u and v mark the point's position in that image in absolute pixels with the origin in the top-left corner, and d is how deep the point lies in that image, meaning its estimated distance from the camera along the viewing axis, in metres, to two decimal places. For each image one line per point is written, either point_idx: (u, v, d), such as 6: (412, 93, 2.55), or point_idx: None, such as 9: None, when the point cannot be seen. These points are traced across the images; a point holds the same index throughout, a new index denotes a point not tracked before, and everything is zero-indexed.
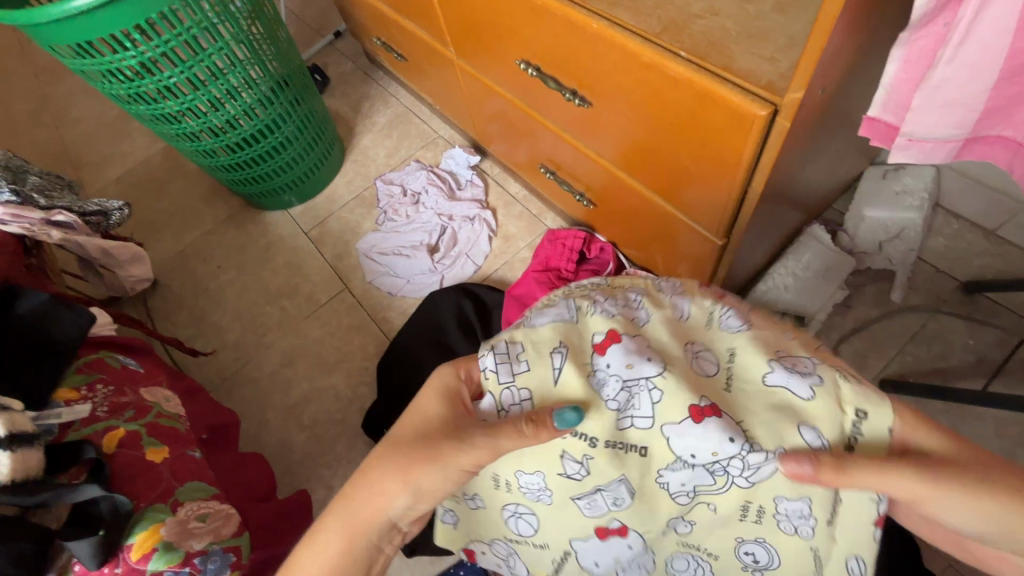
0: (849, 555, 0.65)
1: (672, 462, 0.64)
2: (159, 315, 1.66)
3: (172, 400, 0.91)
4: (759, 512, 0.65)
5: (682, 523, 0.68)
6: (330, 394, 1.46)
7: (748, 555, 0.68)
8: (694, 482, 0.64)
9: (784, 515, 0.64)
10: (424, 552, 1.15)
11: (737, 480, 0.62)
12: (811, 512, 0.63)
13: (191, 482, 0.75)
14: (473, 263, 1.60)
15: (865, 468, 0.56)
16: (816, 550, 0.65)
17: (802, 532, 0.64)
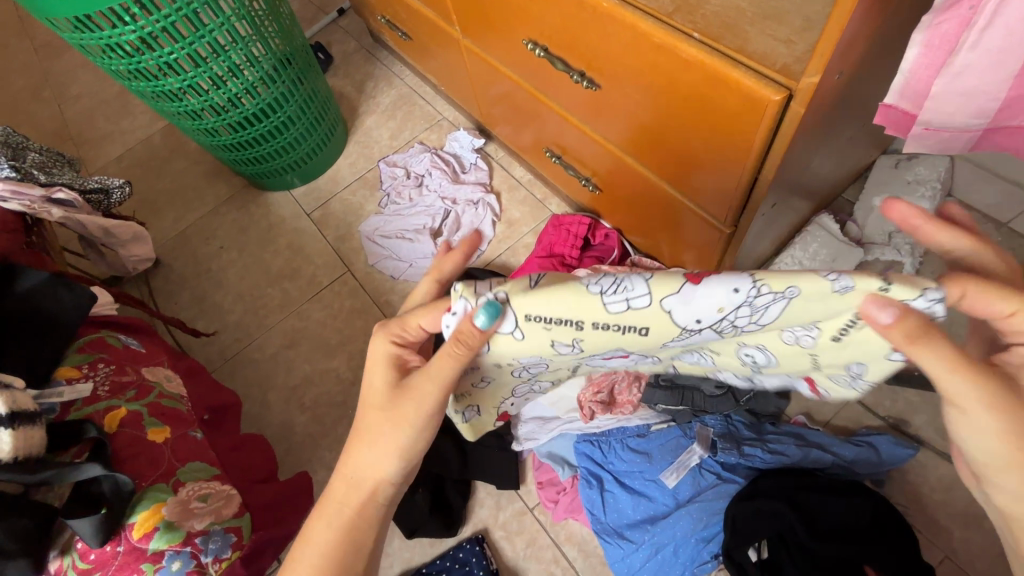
0: (853, 361, 0.57)
1: (676, 332, 0.56)
2: (162, 295, 1.66)
3: (173, 380, 0.91)
4: (757, 338, 0.59)
5: (675, 351, 0.66)
6: (332, 376, 1.46)
7: (747, 356, 0.64)
8: (696, 334, 0.57)
9: (787, 330, 0.57)
10: (424, 534, 1.16)
11: (743, 329, 0.56)
12: (818, 328, 0.54)
13: (191, 463, 0.75)
14: (476, 247, 1.58)
15: (943, 355, 0.46)
16: (816, 354, 0.59)
17: (804, 340, 0.57)
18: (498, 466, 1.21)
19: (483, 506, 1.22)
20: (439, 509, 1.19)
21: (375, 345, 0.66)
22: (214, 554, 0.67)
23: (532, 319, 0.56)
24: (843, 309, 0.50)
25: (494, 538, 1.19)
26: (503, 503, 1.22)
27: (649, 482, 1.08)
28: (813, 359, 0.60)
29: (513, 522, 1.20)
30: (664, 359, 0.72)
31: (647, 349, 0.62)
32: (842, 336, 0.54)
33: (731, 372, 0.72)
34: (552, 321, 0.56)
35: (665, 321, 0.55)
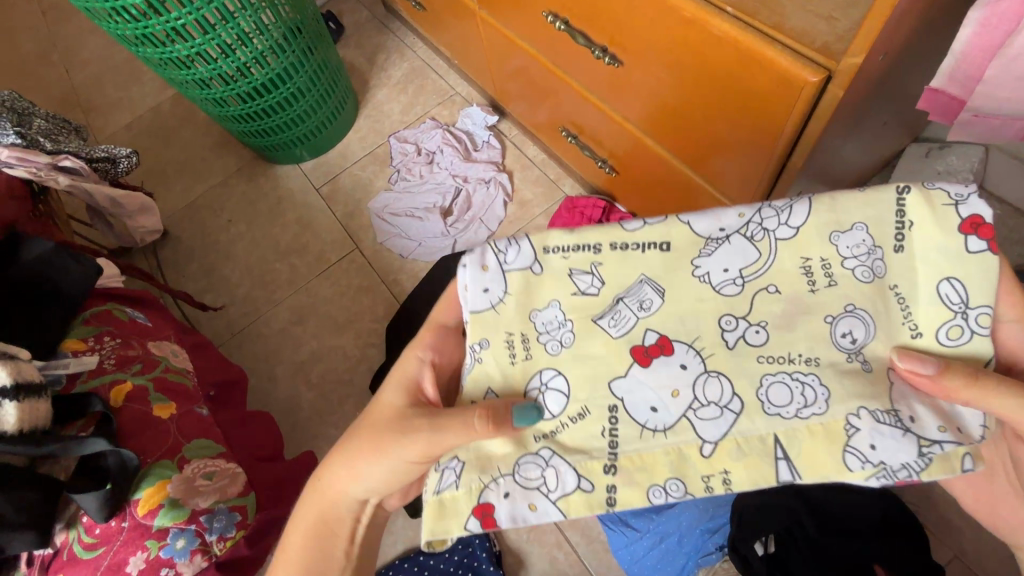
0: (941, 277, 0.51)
1: (705, 244, 0.55)
2: (170, 268, 1.65)
3: (179, 354, 0.90)
4: (821, 266, 0.53)
5: (752, 328, 0.53)
6: (339, 354, 1.45)
7: (849, 339, 0.52)
8: (730, 252, 0.54)
9: (850, 259, 0.53)
10: None
11: (776, 234, 0.54)
12: (875, 244, 0.52)
13: (197, 441, 0.74)
14: (487, 228, 1.55)
15: (1004, 388, 0.48)
16: (899, 289, 0.52)
17: (878, 271, 0.52)
18: None
19: None
20: None
21: (403, 363, 0.64)
22: (218, 534, 0.65)
23: (550, 252, 0.56)
24: (882, 207, 0.53)
25: None
26: None
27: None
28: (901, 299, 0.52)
29: None
30: (751, 406, 0.51)
31: (695, 292, 0.54)
32: (902, 244, 0.52)
33: (847, 380, 0.50)
34: (571, 248, 0.56)
35: (698, 237, 0.55)
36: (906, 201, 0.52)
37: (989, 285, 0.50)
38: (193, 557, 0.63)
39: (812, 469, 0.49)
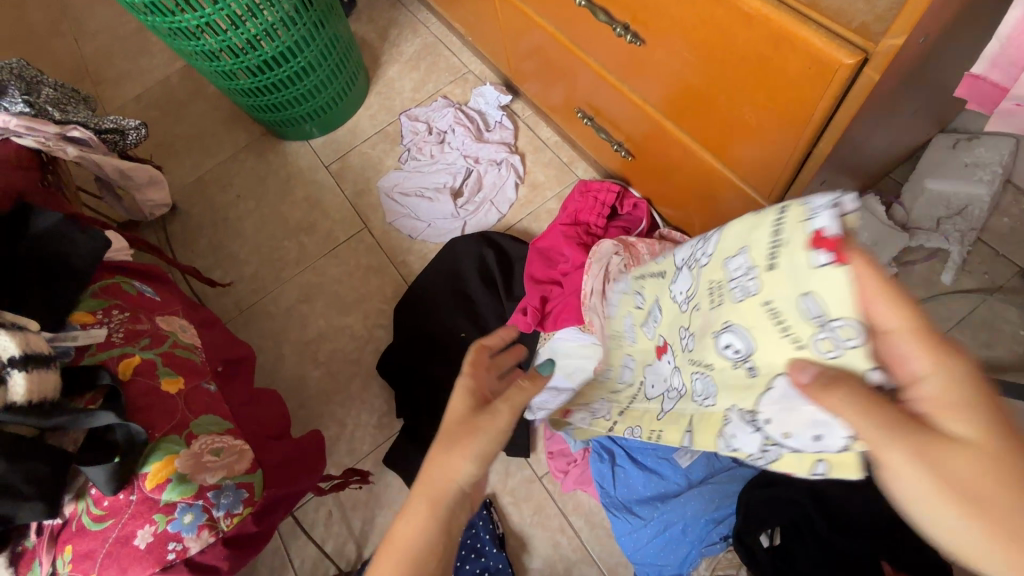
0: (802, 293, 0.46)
1: (676, 275, 0.69)
2: (178, 243, 1.65)
3: (188, 330, 0.90)
4: (717, 288, 0.57)
5: (690, 336, 0.65)
6: (346, 333, 1.45)
7: (728, 349, 0.56)
8: (685, 279, 0.66)
9: (733, 280, 0.54)
10: None
11: (700, 264, 0.62)
12: (748, 264, 0.52)
13: (203, 417, 0.74)
14: (497, 210, 1.52)
15: (846, 406, 0.42)
16: (772, 305, 0.49)
17: (751, 291, 0.52)
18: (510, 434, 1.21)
19: (493, 472, 1.23)
20: None
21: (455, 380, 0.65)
22: (225, 509, 0.64)
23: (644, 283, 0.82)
24: (761, 226, 0.51)
25: (502, 503, 1.20)
26: (513, 471, 1.22)
27: (661, 458, 1.07)
28: (772, 315, 0.49)
29: (521, 489, 1.21)
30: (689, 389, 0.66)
31: (674, 310, 0.70)
32: (772, 261, 0.49)
33: (729, 382, 0.57)
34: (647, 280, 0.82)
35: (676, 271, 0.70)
36: (780, 213, 0.48)
37: (843, 302, 0.43)
38: (200, 532, 0.62)
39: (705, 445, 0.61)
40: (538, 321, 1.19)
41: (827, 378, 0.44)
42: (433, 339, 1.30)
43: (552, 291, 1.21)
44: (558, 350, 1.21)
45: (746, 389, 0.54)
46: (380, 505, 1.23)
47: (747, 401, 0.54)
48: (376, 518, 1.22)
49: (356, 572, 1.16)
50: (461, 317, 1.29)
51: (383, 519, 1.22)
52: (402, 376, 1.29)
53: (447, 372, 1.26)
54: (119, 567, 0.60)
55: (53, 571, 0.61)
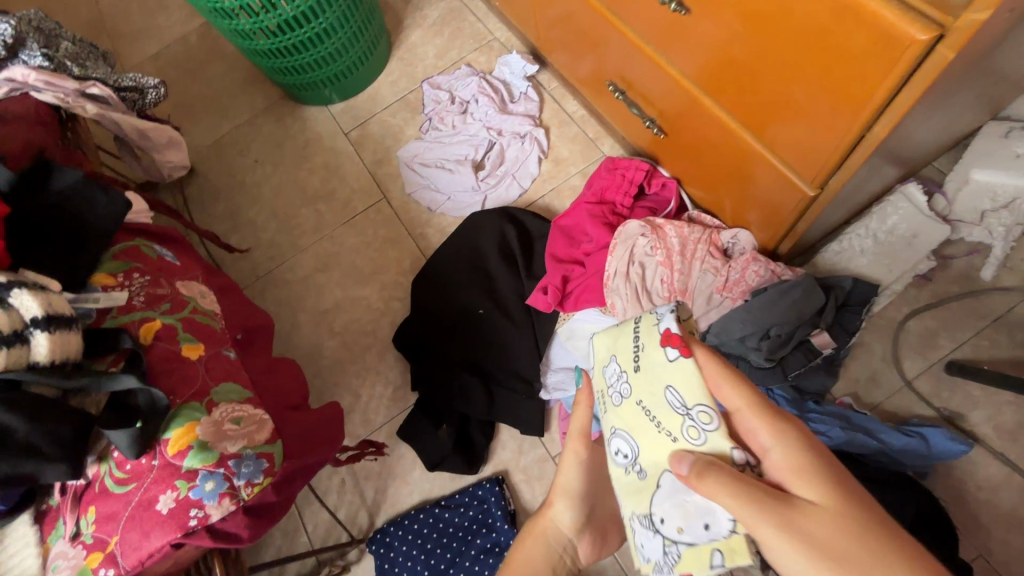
0: (664, 386, 0.55)
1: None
2: (196, 206, 1.63)
3: (207, 296, 0.89)
4: (603, 394, 0.66)
5: None
6: (362, 305, 1.44)
7: (618, 452, 0.60)
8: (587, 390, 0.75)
9: (612, 384, 0.63)
10: (446, 468, 1.20)
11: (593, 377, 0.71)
12: (620, 368, 0.62)
13: (222, 385, 0.73)
14: (519, 185, 1.48)
15: (723, 480, 0.47)
16: (642, 403, 0.58)
17: (625, 392, 0.60)
18: (524, 412, 1.21)
19: (506, 449, 1.23)
20: (462, 446, 1.21)
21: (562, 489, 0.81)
22: (246, 479, 0.64)
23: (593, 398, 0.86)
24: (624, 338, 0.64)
25: (514, 480, 1.20)
26: (526, 449, 1.22)
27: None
28: (645, 412, 0.57)
29: (534, 467, 1.21)
30: None
31: None
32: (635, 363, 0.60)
33: (626, 488, 0.59)
34: None
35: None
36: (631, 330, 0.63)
37: (698, 386, 0.53)
38: (221, 500, 0.62)
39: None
40: (558, 300, 1.17)
41: (701, 464, 0.49)
42: (450, 314, 1.28)
43: (573, 271, 1.18)
44: (575, 330, 1.19)
45: (640, 493, 0.56)
46: (393, 477, 1.24)
47: (643, 506, 0.56)
48: (388, 489, 1.23)
49: (368, 540, 1.18)
50: (479, 293, 1.27)
51: (396, 490, 1.23)
52: (418, 350, 1.28)
53: (463, 347, 1.25)
54: (141, 531, 0.60)
55: (76, 531, 0.61)
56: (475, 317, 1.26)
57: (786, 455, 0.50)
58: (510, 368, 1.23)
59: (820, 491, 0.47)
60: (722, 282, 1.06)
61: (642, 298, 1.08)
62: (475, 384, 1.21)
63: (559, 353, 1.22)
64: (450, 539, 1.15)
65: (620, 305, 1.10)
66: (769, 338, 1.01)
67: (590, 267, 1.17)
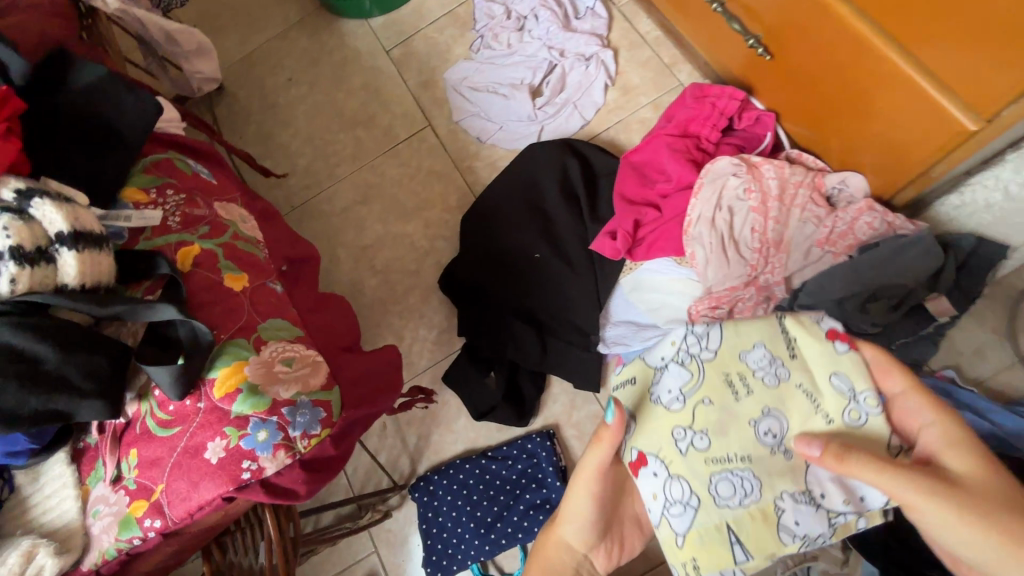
0: (831, 372, 0.67)
1: (657, 373, 0.74)
2: (226, 127, 1.52)
3: (249, 221, 0.78)
4: (735, 380, 0.70)
5: (697, 435, 0.68)
6: (405, 242, 1.34)
7: (766, 433, 0.67)
8: (677, 374, 0.72)
9: (759, 369, 0.69)
10: (494, 419, 1.13)
11: (701, 359, 0.72)
12: (773, 355, 0.70)
13: (270, 321, 0.64)
14: (581, 116, 1.32)
15: (865, 463, 0.59)
16: (803, 386, 0.68)
17: (780, 376, 0.69)
18: (580, 366, 1.12)
19: (558, 403, 1.16)
20: (512, 397, 1.14)
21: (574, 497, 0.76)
22: (303, 429, 0.56)
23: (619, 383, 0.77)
24: (769, 329, 0.72)
25: (565, 435, 1.14)
26: (579, 404, 1.15)
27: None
28: (806, 394, 0.67)
29: (587, 423, 1.14)
30: (704, 498, 0.66)
31: (655, 412, 0.71)
32: (793, 352, 0.70)
33: (769, 471, 0.66)
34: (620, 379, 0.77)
35: (653, 372, 0.75)
36: (782, 325, 0.71)
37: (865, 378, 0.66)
38: (276, 452, 0.54)
39: (756, 547, 0.64)
40: (628, 247, 1.04)
41: (840, 449, 0.61)
42: (503, 256, 1.17)
43: (647, 215, 1.04)
44: (643, 281, 1.09)
45: (785, 469, 0.66)
46: (436, 424, 1.18)
47: (798, 483, 0.65)
48: (431, 436, 1.18)
49: (411, 486, 1.13)
50: (535, 234, 1.15)
51: (440, 437, 1.17)
52: (466, 294, 1.19)
53: (515, 293, 1.15)
54: (190, 480, 0.53)
55: (116, 475, 0.55)
56: (530, 261, 1.14)
57: (942, 432, 0.62)
58: (566, 319, 1.13)
59: (971, 458, 0.59)
60: (825, 234, 0.93)
61: (728, 249, 0.96)
62: (528, 333, 1.12)
63: (622, 304, 1.11)
64: (497, 493, 1.10)
65: (701, 256, 0.98)
66: (876, 301, 0.88)
67: (667, 212, 1.04)
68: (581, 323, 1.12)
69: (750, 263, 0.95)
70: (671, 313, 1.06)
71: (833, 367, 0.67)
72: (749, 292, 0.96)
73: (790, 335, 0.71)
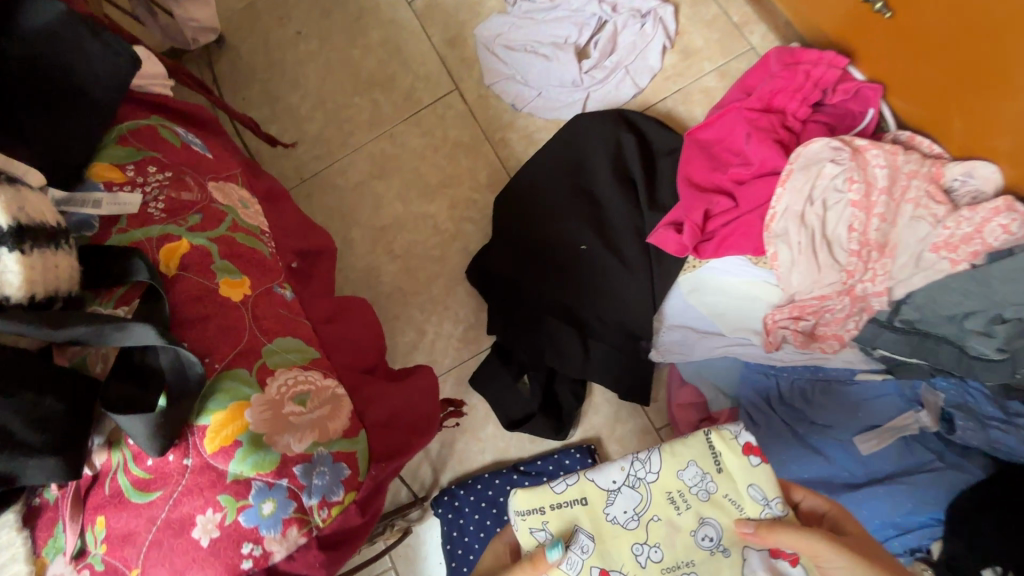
0: (753, 482, 0.57)
1: (608, 494, 0.58)
2: (228, 88, 1.35)
3: (251, 207, 0.64)
4: (677, 497, 0.57)
5: (651, 547, 0.56)
6: (428, 224, 1.18)
7: (704, 538, 0.56)
8: (620, 498, 0.58)
9: (695, 485, 0.57)
10: (528, 430, 1.00)
11: (642, 481, 0.58)
12: (709, 470, 0.58)
13: (274, 343, 0.51)
14: (634, 83, 1.14)
15: (788, 532, 0.54)
16: (732, 495, 0.57)
17: (710, 490, 0.57)
18: (627, 375, 0.98)
19: (599, 414, 1.02)
20: (548, 405, 1.00)
21: None
22: (321, 497, 0.44)
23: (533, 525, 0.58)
24: (693, 442, 0.60)
25: (607, 451, 1.01)
26: (624, 417, 1.01)
27: (847, 389, 0.85)
28: (738, 505, 0.57)
29: (632, 439, 1.00)
30: None
31: (607, 538, 0.57)
32: (720, 465, 0.58)
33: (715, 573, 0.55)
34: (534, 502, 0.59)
35: (600, 492, 0.58)
36: (706, 439, 0.59)
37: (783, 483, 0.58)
38: (287, 529, 0.43)
39: None
40: (695, 243, 0.88)
41: (766, 527, 0.54)
42: (542, 246, 1.01)
43: (719, 205, 0.88)
44: (707, 282, 0.94)
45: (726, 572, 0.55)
46: (462, 430, 1.06)
47: None
48: (456, 444, 1.05)
49: (433, 500, 1.01)
50: (581, 222, 0.99)
51: (465, 445, 1.05)
52: (498, 288, 1.04)
53: (555, 289, 1.00)
54: (172, 567, 0.41)
55: (80, 549, 0.43)
56: (575, 253, 0.99)
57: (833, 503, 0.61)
58: (614, 321, 0.98)
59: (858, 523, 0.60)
60: (944, 237, 0.76)
61: (819, 250, 0.81)
62: (569, 336, 0.98)
63: (679, 306, 0.96)
64: None
65: (785, 257, 0.83)
66: (1003, 322, 0.75)
67: (744, 203, 0.87)
68: (631, 326, 0.97)
69: (846, 268, 0.79)
70: (738, 320, 0.91)
71: (755, 466, 0.58)
72: (840, 301, 0.81)
73: (719, 445, 0.59)
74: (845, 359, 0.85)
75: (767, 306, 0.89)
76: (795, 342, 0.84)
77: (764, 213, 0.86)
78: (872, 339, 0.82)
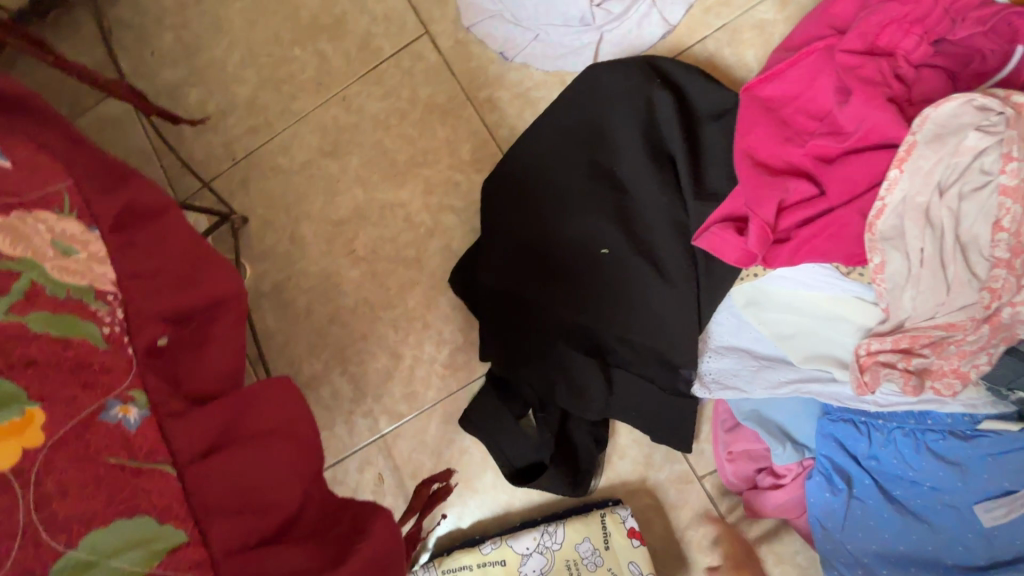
0: (629, 560, 0.76)
1: (523, 557, 0.78)
2: (131, 39, 1.04)
3: (75, 254, 0.39)
4: (572, 567, 0.76)
5: None
6: (397, 216, 0.92)
7: None
8: (533, 561, 0.78)
9: (585, 559, 0.76)
10: (539, 486, 0.78)
11: (550, 552, 0.77)
12: (596, 547, 0.76)
13: (79, 551, 0.33)
14: (663, 18, 0.85)
15: None
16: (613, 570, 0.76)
17: (598, 561, 0.76)
18: (664, 417, 0.76)
19: (625, 458, 0.81)
20: (563, 454, 0.78)
21: None
22: None
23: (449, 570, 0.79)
24: (592, 522, 0.77)
25: (638, 506, 0.80)
26: (657, 463, 0.80)
27: (965, 441, 0.63)
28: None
29: (668, 490, 0.80)
30: None
31: None
32: (608, 544, 0.76)
33: None
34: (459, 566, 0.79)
35: (519, 557, 0.78)
36: (603, 521, 0.77)
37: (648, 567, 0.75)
38: None
39: None
40: (766, 250, 0.63)
41: None
42: (550, 249, 0.76)
43: (795, 193, 0.63)
44: (771, 295, 0.70)
45: None
46: (454, 481, 0.85)
47: None
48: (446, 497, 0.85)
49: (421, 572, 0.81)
50: (605, 216, 0.73)
51: (459, 500, 0.84)
52: (492, 306, 0.79)
53: (568, 306, 0.75)
54: None
55: None
56: (594, 260, 0.74)
57: None
58: (648, 346, 0.75)
59: None
60: None
61: (949, 259, 0.57)
62: (590, 370, 0.74)
63: (731, 324, 0.74)
64: None
65: (896, 268, 0.58)
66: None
67: (833, 191, 0.62)
68: (670, 353, 0.74)
69: (989, 286, 0.56)
70: (814, 346, 0.68)
71: (630, 551, 0.76)
72: (974, 331, 0.58)
73: (605, 525, 0.77)
74: (965, 403, 0.62)
75: (857, 332, 0.66)
76: (904, 388, 0.61)
77: (866, 206, 0.60)
78: (1009, 379, 0.59)
